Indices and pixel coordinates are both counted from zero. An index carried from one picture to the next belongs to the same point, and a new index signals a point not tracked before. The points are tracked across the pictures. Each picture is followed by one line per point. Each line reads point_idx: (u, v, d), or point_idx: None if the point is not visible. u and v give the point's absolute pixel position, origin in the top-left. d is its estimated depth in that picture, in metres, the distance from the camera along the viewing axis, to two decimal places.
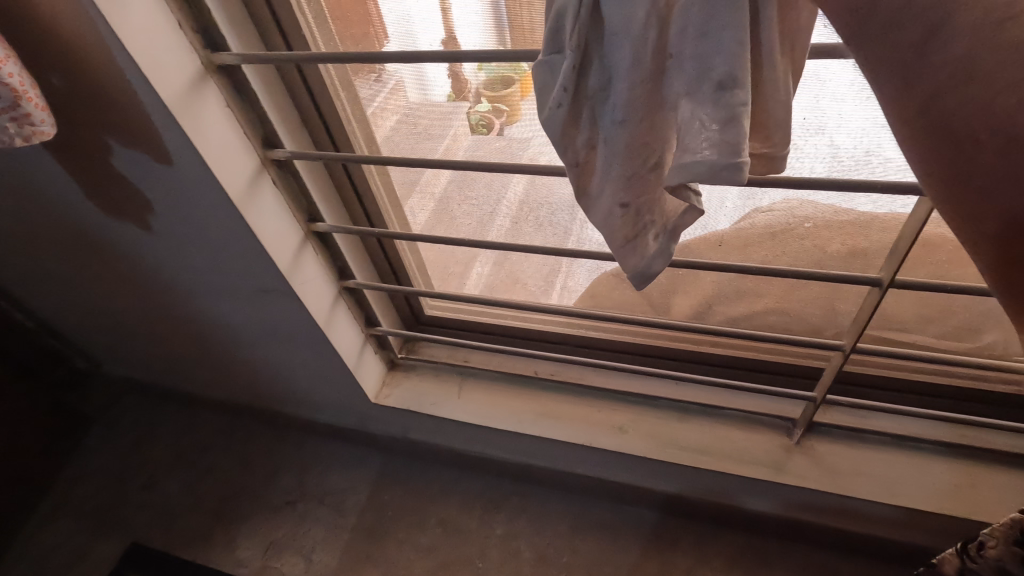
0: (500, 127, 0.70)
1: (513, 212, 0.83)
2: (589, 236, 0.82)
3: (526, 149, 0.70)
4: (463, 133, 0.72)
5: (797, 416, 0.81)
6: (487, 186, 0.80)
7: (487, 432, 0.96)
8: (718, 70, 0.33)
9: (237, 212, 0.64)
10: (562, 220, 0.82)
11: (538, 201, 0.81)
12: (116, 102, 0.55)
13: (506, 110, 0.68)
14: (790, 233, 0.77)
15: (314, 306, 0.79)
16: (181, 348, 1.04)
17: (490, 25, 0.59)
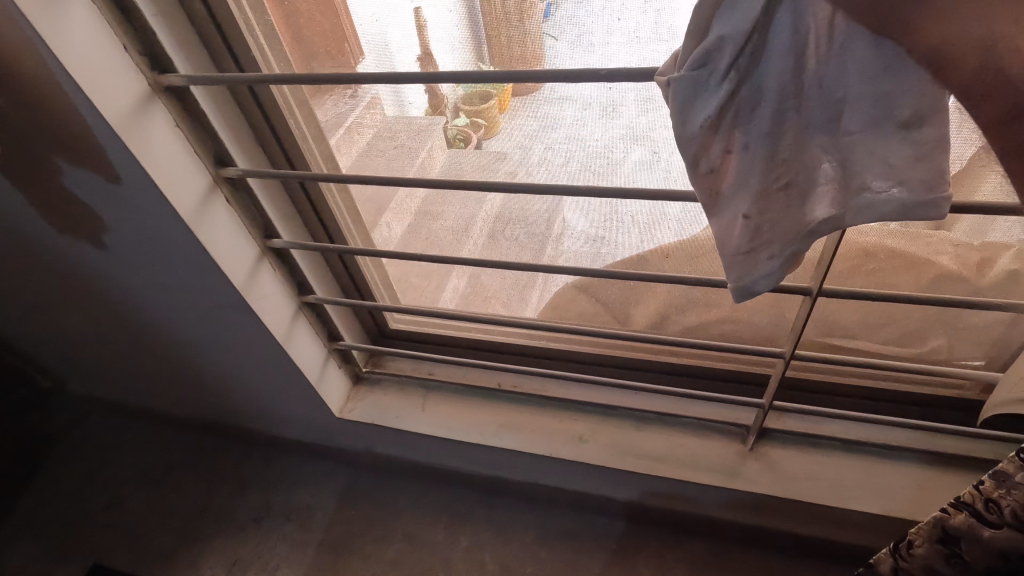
0: (477, 141, 0.69)
1: (489, 227, 0.82)
2: (564, 251, 0.83)
3: (504, 164, 0.69)
4: (440, 148, 0.71)
5: (748, 422, 0.83)
6: (459, 206, 0.81)
7: (454, 444, 0.97)
8: (909, 107, 0.36)
9: (189, 230, 0.65)
10: (538, 231, 0.82)
11: (517, 215, 0.81)
12: (63, 124, 0.56)
13: (484, 125, 0.68)
14: None
15: (272, 321, 0.80)
16: (145, 365, 1.03)
17: (467, 41, 0.58)
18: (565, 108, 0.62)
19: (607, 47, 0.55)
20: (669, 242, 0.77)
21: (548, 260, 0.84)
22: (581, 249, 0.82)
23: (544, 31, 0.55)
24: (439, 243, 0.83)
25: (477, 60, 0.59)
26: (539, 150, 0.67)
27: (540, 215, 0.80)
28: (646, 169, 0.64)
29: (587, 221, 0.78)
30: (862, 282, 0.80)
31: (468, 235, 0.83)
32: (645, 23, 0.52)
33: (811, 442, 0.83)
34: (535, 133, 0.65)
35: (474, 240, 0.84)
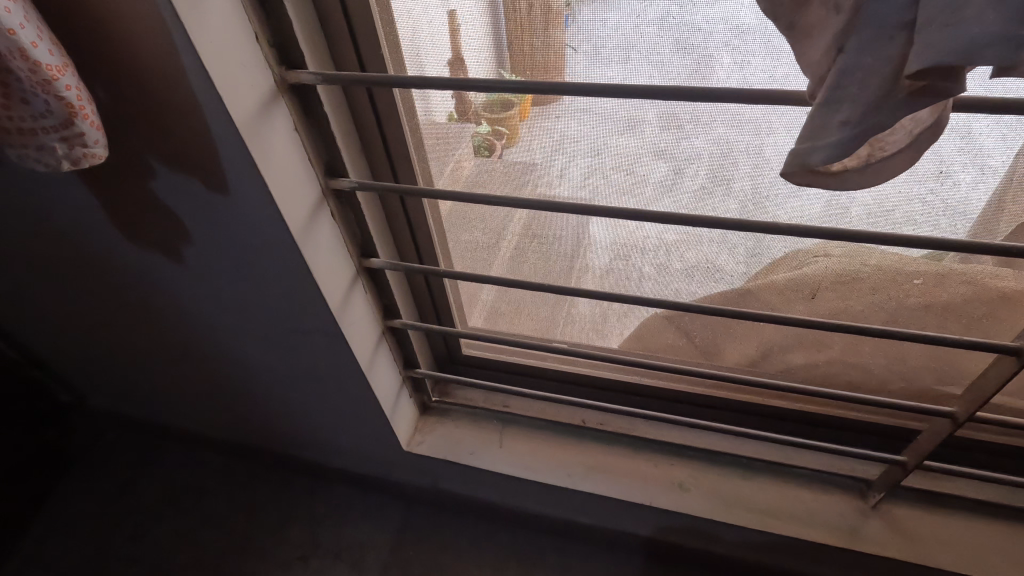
0: (501, 150, 0.61)
1: (514, 244, 0.74)
2: (592, 266, 0.75)
3: (530, 177, 0.62)
4: (467, 158, 0.63)
5: (873, 477, 0.76)
6: (487, 215, 0.72)
7: (529, 486, 0.89)
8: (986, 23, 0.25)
9: (296, 249, 0.57)
10: (565, 251, 0.74)
11: (540, 233, 0.72)
12: (178, 122, 0.48)
13: (506, 133, 0.60)
14: (856, 281, 0.70)
15: (359, 349, 0.72)
16: (186, 385, 0.94)
17: (487, 47, 0.51)
18: (584, 120, 0.56)
19: (625, 59, 0.50)
20: (783, 276, 0.72)
21: (574, 280, 0.77)
22: (609, 267, 0.74)
23: (565, 41, 0.50)
24: (474, 263, 0.78)
25: (497, 66, 0.52)
26: (558, 164, 0.61)
27: (567, 236, 0.72)
28: (672, 186, 0.59)
29: (614, 242, 0.72)
30: None
31: (496, 250, 0.75)
32: (663, 38, 0.47)
33: (940, 502, 0.76)
34: (554, 144, 0.59)
35: (502, 254, 0.76)
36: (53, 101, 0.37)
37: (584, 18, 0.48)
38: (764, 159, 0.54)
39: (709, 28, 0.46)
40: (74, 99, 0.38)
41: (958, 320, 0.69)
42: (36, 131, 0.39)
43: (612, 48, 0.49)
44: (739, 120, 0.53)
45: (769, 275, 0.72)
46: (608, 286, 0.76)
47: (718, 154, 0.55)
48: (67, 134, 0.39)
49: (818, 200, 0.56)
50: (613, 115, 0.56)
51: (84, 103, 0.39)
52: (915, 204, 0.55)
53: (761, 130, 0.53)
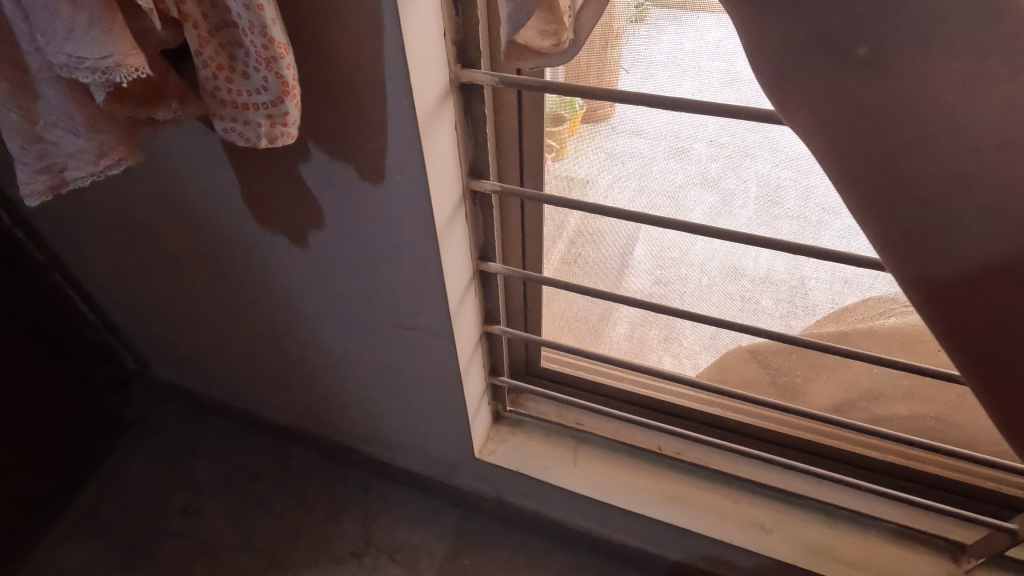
0: (547, 162, 0.64)
1: (563, 255, 0.76)
2: (631, 286, 0.75)
3: (582, 186, 0.63)
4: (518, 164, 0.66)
5: (970, 541, 0.74)
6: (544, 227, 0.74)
7: (598, 509, 0.87)
8: None
9: (435, 245, 0.57)
10: (607, 267, 0.75)
11: (590, 249, 0.73)
12: (356, 108, 0.47)
13: (554, 147, 0.63)
14: None
15: (461, 351, 0.71)
16: (257, 364, 0.94)
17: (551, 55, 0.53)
18: (635, 134, 0.57)
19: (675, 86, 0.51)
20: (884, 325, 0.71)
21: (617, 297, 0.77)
22: (649, 291, 0.75)
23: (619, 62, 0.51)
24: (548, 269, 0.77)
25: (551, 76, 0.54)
26: (608, 178, 0.62)
27: (612, 256, 0.73)
28: (723, 211, 0.61)
29: (653, 262, 0.72)
30: None
31: (547, 255, 0.76)
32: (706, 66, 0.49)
33: None
34: (605, 156, 0.60)
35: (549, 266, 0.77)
36: (271, 78, 0.37)
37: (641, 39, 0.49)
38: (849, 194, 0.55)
39: None
40: (289, 78, 0.38)
41: None
42: (248, 106, 0.39)
43: (661, 66, 0.50)
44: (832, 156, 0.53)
45: (856, 319, 0.71)
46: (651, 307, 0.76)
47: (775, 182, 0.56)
48: (274, 112, 0.39)
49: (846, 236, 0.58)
50: (662, 133, 0.56)
51: (295, 83, 0.38)
52: None
53: None
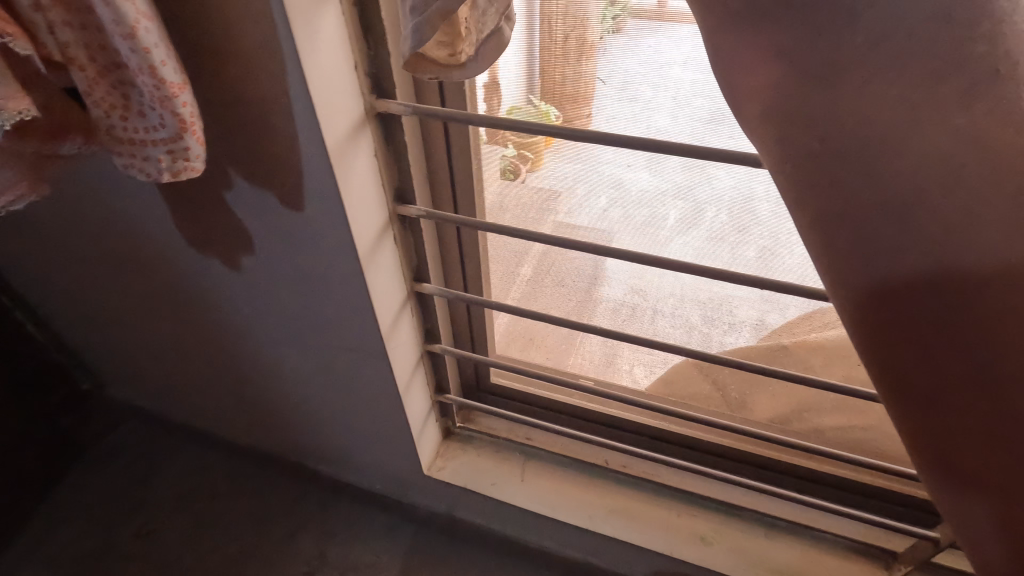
0: (524, 174, 0.64)
1: (530, 277, 0.79)
2: (601, 306, 0.77)
3: (556, 202, 0.64)
4: (491, 177, 0.66)
5: (901, 550, 0.75)
6: (503, 250, 0.77)
7: (546, 524, 0.87)
8: None
9: (359, 269, 0.58)
10: (576, 285, 0.77)
11: (555, 272, 0.77)
12: (269, 139, 0.48)
13: (530, 158, 0.63)
14: None
15: (398, 371, 0.72)
16: (208, 384, 0.94)
17: (521, 79, 0.55)
18: (610, 155, 0.59)
19: (649, 102, 0.53)
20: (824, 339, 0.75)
21: (584, 316, 0.79)
22: (619, 306, 0.77)
23: (595, 73, 0.52)
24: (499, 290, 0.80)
25: (529, 92, 0.55)
26: (582, 190, 0.63)
27: (581, 275, 0.76)
28: (689, 226, 0.62)
29: (627, 283, 0.75)
30: None
31: (516, 276, 0.79)
32: (683, 83, 0.50)
33: None
34: (577, 173, 0.61)
35: (518, 288, 0.80)
36: (167, 116, 0.38)
37: (616, 52, 0.50)
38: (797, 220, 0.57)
39: None
40: (187, 116, 0.38)
41: None
42: (147, 143, 0.40)
43: (638, 83, 0.52)
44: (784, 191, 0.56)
45: (800, 331, 0.74)
46: (618, 322, 0.78)
47: (740, 199, 0.57)
48: (174, 147, 0.40)
49: (793, 269, 0.60)
50: (634, 159, 0.59)
51: (194, 120, 0.39)
52: None
53: None
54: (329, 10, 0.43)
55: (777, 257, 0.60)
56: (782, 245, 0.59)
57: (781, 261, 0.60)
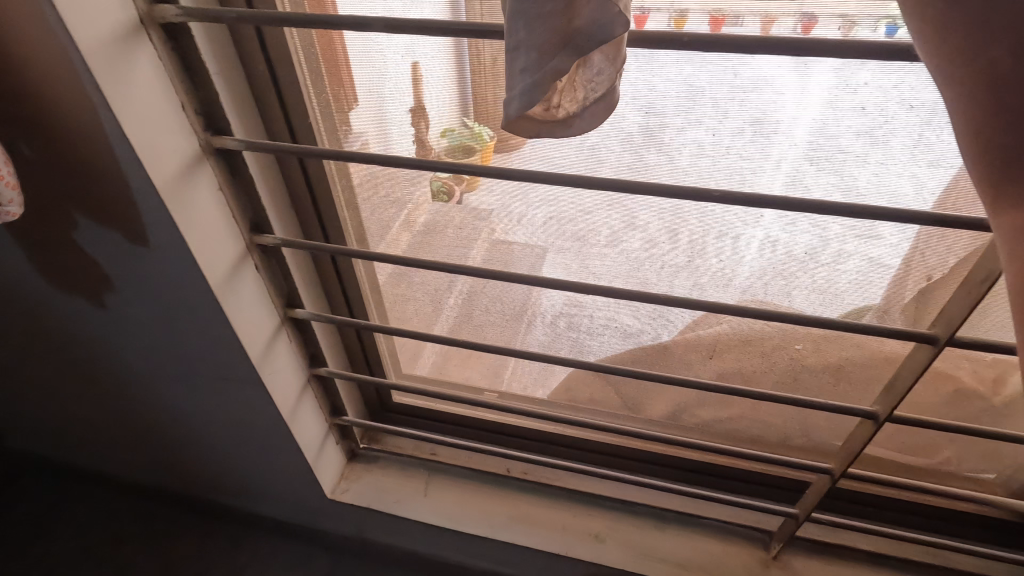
0: (460, 195, 0.64)
1: (459, 308, 0.79)
2: (534, 334, 0.81)
3: (489, 221, 0.65)
4: (424, 201, 0.65)
5: (775, 529, 0.80)
6: (429, 287, 0.77)
7: (452, 537, 0.89)
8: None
9: (215, 300, 0.59)
10: (508, 310, 0.79)
11: (486, 299, 0.77)
12: (101, 179, 0.50)
13: (465, 178, 0.62)
14: (772, 347, 0.77)
15: (279, 397, 0.73)
16: (99, 427, 0.91)
17: (453, 99, 0.55)
18: (544, 190, 0.61)
19: None
20: (694, 336, 0.78)
21: (518, 343, 0.82)
22: (555, 328, 0.80)
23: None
24: (418, 319, 0.80)
25: (462, 113, 0.56)
26: (516, 212, 0.64)
27: (515, 301, 0.77)
28: (622, 237, 0.63)
29: (561, 306, 0.77)
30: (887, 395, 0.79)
31: (440, 310, 0.78)
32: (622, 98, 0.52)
33: (838, 555, 0.80)
34: (514, 192, 0.62)
35: (446, 317, 0.80)
36: None
37: None
38: (716, 232, 0.60)
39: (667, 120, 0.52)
40: None
41: (848, 382, 0.76)
42: None
43: None
44: (703, 212, 0.59)
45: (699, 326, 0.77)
46: (551, 348, 0.83)
47: (669, 216, 0.60)
48: None
49: (720, 287, 0.65)
50: (556, 194, 0.61)
51: None
52: (791, 288, 0.63)
53: (757, 219, 0.58)
54: (143, 56, 0.46)
55: (704, 278, 0.64)
56: (707, 261, 0.63)
57: (706, 282, 0.65)
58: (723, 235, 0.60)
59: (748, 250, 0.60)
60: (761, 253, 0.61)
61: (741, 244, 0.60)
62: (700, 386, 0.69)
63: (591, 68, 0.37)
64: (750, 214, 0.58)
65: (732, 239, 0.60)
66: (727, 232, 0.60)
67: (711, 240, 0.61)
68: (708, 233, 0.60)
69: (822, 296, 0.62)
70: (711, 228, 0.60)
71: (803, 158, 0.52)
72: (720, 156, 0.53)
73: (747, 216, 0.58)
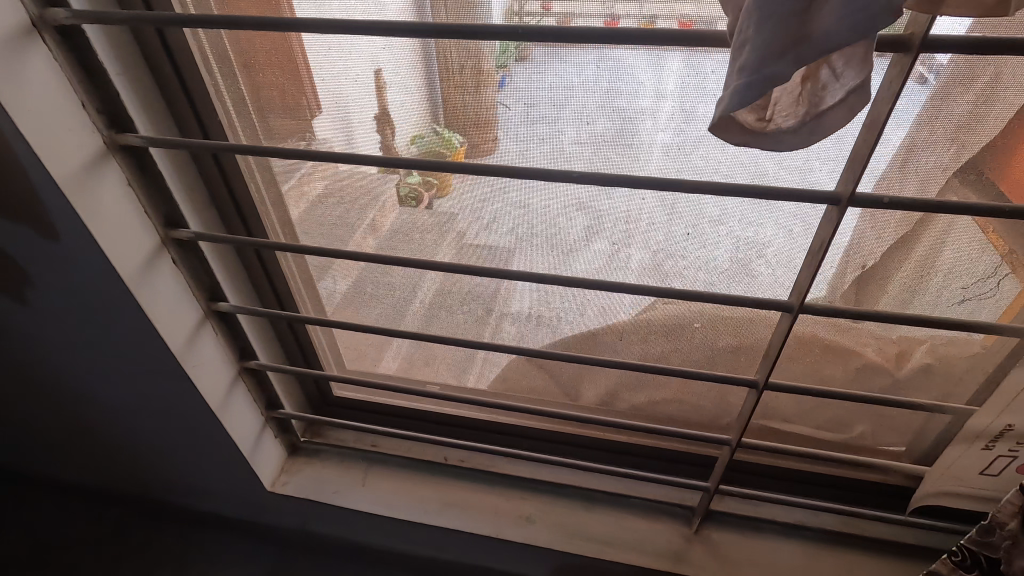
0: (429, 201, 0.67)
1: (428, 302, 0.81)
2: (505, 327, 0.82)
3: (453, 228, 0.67)
4: (392, 204, 0.68)
5: (694, 504, 0.83)
6: (401, 275, 0.78)
7: (391, 525, 0.91)
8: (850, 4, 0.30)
9: (130, 293, 0.62)
10: (480, 305, 0.80)
11: (454, 293, 0.79)
12: (4, 176, 0.53)
13: (436, 184, 0.65)
14: (684, 329, 0.79)
15: (207, 390, 0.75)
16: (36, 428, 0.92)
17: (422, 106, 0.57)
18: (517, 190, 0.63)
19: (553, 123, 0.56)
20: (625, 320, 0.78)
21: (489, 335, 0.83)
22: (525, 321, 0.81)
23: (497, 100, 0.55)
24: (379, 315, 0.82)
25: (433, 120, 0.58)
26: (485, 218, 0.66)
27: (484, 293, 0.79)
28: (595, 241, 0.65)
29: (530, 301, 0.78)
30: (799, 372, 0.81)
31: (408, 307, 0.81)
32: (590, 105, 0.54)
33: (755, 527, 0.83)
34: (484, 199, 0.65)
35: (415, 310, 0.82)
36: None
37: (519, 79, 0.54)
38: (679, 229, 0.62)
39: (639, 121, 0.54)
40: None
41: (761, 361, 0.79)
42: None
43: (544, 109, 0.55)
44: (669, 206, 0.61)
45: (618, 312, 0.78)
46: (522, 338, 0.83)
47: (640, 220, 0.62)
48: None
49: (689, 279, 0.66)
50: (534, 190, 0.63)
51: None
52: (754, 281, 0.64)
53: (719, 220, 0.61)
54: (36, 58, 0.48)
55: (672, 273, 0.66)
56: (673, 256, 0.64)
57: (675, 275, 0.66)
58: (685, 230, 0.62)
59: (715, 247, 0.63)
60: (731, 252, 0.63)
61: (709, 242, 0.63)
62: (615, 365, 0.70)
63: (821, 81, 0.36)
64: (715, 213, 0.60)
65: (699, 238, 0.62)
66: (694, 230, 0.62)
67: (676, 240, 0.63)
68: (673, 234, 0.63)
69: (779, 283, 0.64)
70: (679, 224, 0.62)
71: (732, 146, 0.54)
72: (632, 144, 0.56)
73: (711, 216, 0.61)
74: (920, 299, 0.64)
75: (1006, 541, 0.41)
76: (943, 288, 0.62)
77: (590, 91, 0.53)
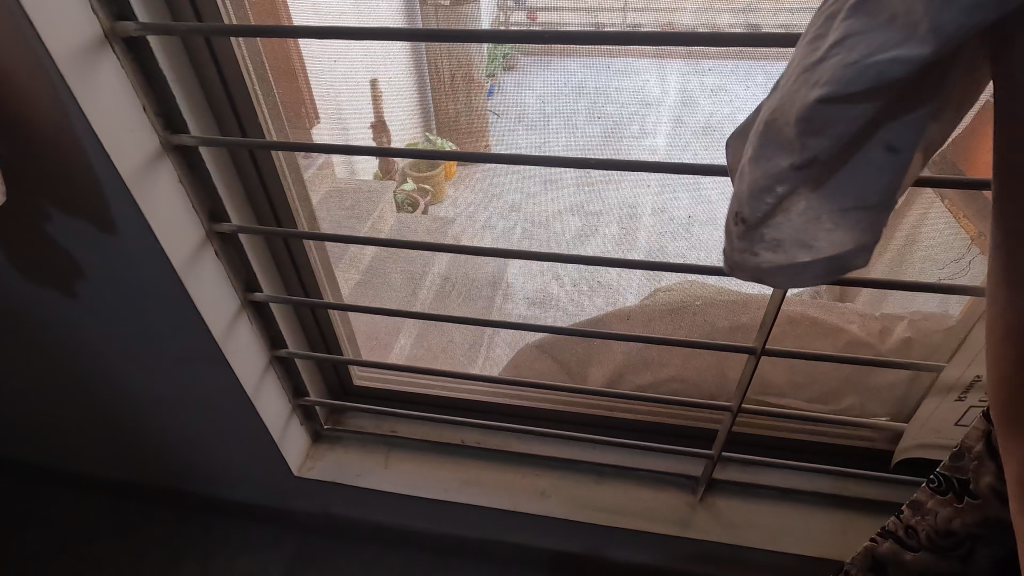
0: (425, 206, 0.74)
1: (436, 288, 0.85)
2: (510, 308, 0.86)
3: (449, 227, 0.74)
4: (389, 212, 0.74)
5: (699, 474, 0.89)
6: (413, 262, 0.82)
7: (413, 503, 0.97)
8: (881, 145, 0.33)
9: (180, 282, 0.67)
10: (483, 288, 0.85)
11: (461, 278, 0.84)
12: (71, 173, 0.58)
13: (431, 190, 0.72)
14: (684, 310, 0.85)
15: (244, 375, 0.80)
16: (68, 421, 0.96)
17: (416, 109, 0.63)
18: (509, 181, 0.69)
19: (545, 126, 0.62)
20: (632, 304, 0.84)
21: (496, 315, 0.88)
22: (529, 307, 0.86)
23: (488, 108, 0.61)
24: (391, 296, 0.86)
25: (426, 130, 0.65)
26: (481, 217, 0.72)
27: (486, 280, 0.84)
28: (586, 237, 0.71)
29: (528, 289, 0.84)
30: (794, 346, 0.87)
31: (416, 296, 0.86)
32: (579, 107, 0.60)
33: (756, 493, 0.89)
34: (479, 202, 0.71)
35: (422, 299, 0.86)
36: None
37: (505, 89, 0.60)
38: (669, 215, 0.67)
39: (623, 111, 0.60)
40: None
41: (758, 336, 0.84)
42: None
43: (533, 115, 0.61)
44: (661, 185, 0.66)
45: (624, 294, 0.83)
46: (531, 314, 0.87)
47: (626, 212, 0.68)
48: None
49: (690, 255, 0.70)
50: (530, 177, 0.68)
51: None
52: None
53: (709, 203, 0.66)
54: (106, 68, 0.54)
55: (671, 253, 0.70)
56: (672, 236, 0.69)
57: (671, 254, 0.71)
58: (672, 212, 0.67)
59: (712, 228, 0.67)
60: (720, 235, 0.68)
61: (710, 221, 0.67)
62: (627, 337, 0.76)
63: None
64: (706, 196, 0.65)
65: (694, 223, 0.67)
66: (694, 210, 0.66)
67: (676, 226, 0.68)
68: (660, 214, 0.67)
69: None
70: (669, 204, 0.66)
71: (717, 134, 0.60)
72: (626, 134, 0.61)
73: (702, 199, 0.65)
74: (907, 269, 0.70)
75: (973, 462, 0.45)
76: (925, 264, 0.69)
77: (573, 93, 0.59)
